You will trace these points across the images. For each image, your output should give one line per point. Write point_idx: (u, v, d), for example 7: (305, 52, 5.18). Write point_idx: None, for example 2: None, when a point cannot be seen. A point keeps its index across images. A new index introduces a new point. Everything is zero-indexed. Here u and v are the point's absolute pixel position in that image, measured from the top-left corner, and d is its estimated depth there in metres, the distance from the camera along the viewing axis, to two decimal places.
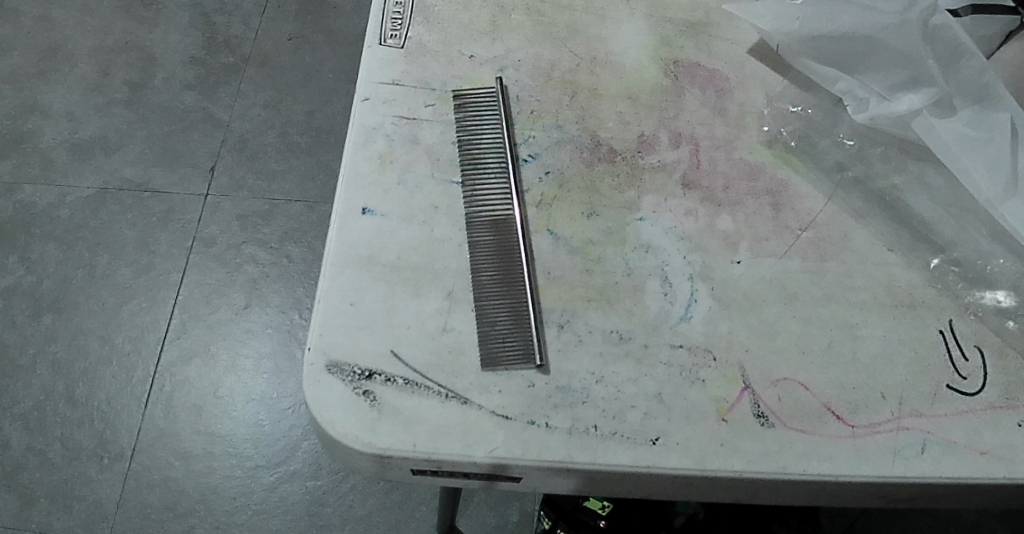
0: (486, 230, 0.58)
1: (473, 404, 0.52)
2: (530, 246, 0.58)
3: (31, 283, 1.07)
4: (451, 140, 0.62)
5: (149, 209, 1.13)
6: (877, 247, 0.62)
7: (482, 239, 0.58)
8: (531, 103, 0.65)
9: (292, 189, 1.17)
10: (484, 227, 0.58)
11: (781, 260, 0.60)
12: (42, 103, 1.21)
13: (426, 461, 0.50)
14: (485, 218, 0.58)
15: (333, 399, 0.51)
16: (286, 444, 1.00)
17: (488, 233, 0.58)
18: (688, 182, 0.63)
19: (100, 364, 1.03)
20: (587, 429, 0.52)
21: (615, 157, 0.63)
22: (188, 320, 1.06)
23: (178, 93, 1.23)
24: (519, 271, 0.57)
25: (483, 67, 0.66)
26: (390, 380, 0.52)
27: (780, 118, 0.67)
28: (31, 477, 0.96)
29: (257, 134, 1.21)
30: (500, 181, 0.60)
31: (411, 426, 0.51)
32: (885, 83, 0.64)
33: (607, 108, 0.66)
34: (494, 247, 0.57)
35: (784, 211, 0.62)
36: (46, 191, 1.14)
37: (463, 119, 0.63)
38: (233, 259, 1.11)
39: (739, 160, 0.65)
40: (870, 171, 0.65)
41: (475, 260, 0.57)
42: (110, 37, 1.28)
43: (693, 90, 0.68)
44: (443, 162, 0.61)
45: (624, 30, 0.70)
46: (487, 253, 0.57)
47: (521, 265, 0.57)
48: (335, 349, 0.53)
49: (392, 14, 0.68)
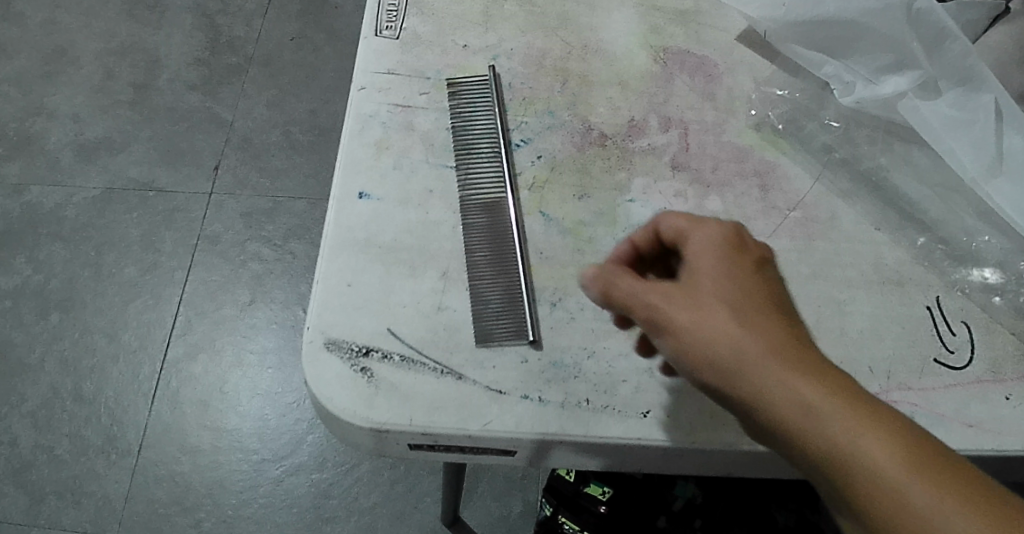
0: (479, 211, 0.59)
1: (468, 380, 0.53)
2: (523, 227, 0.60)
3: (39, 283, 1.09)
4: (445, 125, 0.63)
5: (153, 209, 1.15)
6: (864, 227, 0.63)
7: (476, 221, 0.59)
8: (523, 89, 0.66)
9: (295, 187, 1.18)
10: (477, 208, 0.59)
11: (769, 239, 0.62)
12: (48, 106, 1.23)
13: (422, 435, 0.52)
14: (480, 201, 0.60)
15: (331, 375, 0.53)
16: (291, 438, 1.02)
17: (482, 213, 0.59)
18: (677, 164, 0.64)
19: (107, 361, 1.05)
20: (579, 403, 0.53)
21: (606, 141, 0.64)
22: (194, 316, 1.08)
23: (182, 94, 1.25)
24: (512, 252, 0.58)
25: (476, 56, 0.67)
26: (387, 357, 0.54)
27: (768, 102, 0.68)
28: (40, 473, 0.98)
29: (260, 133, 1.22)
30: (491, 165, 0.62)
31: (407, 401, 0.52)
32: (872, 66, 0.65)
33: (598, 94, 0.67)
34: (487, 228, 0.59)
35: (772, 192, 0.64)
36: (52, 192, 1.16)
37: (456, 105, 0.64)
38: (237, 256, 1.13)
39: (727, 143, 0.66)
40: (857, 152, 0.66)
41: (470, 242, 0.58)
42: (114, 39, 1.29)
43: (682, 76, 0.69)
44: (436, 148, 0.62)
45: (614, 20, 0.71)
46: (481, 235, 0.59)
47: (513, 245, 0.59)
48: (333, 328, 0.54)
49: (386, 6, 0.69)
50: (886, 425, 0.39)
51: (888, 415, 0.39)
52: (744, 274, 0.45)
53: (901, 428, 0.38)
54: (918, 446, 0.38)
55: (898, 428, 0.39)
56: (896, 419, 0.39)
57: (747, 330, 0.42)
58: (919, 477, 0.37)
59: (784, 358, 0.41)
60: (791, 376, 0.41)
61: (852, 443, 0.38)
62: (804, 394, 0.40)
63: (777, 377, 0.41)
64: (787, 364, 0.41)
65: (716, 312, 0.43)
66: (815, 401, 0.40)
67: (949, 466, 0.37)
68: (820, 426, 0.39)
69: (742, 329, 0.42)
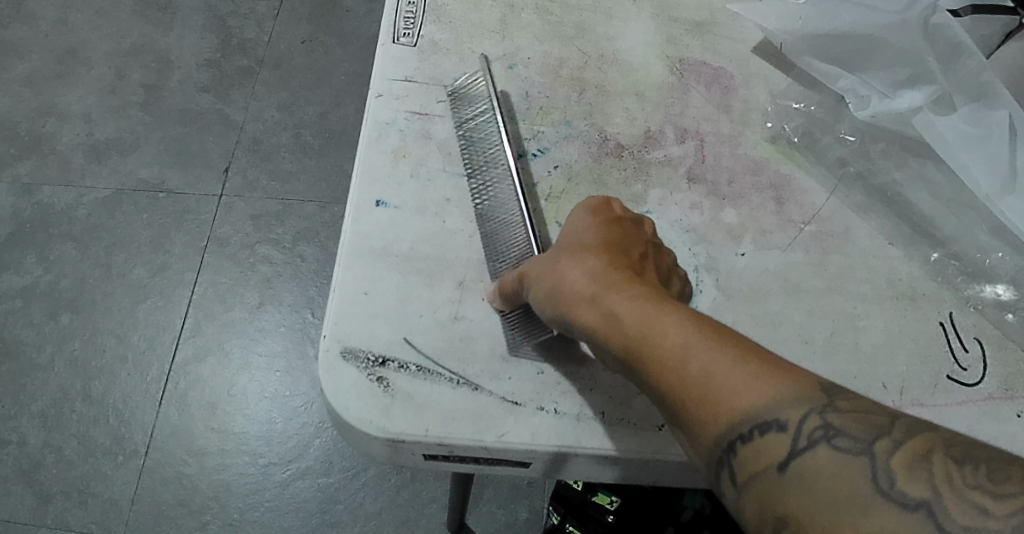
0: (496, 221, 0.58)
1: (484, 391, 0.54)
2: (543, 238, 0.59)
3: (49, 283, 1.10)
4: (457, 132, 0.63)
5: (164, 210, 1.15)
6: (879, 242, 0.63)
7: (493, 224, 0.58)
8: (540, 99, 0.65)
9: (305, 190, 1.18)
10: (491, 213, 0.59)
11: (784, 252, 0.62)
12: (60, 105, 1.22)
13: (438, 445, 0.52)
14: (494, 203, 0.59)
15: (348, 385, 0.53)
16: (297, 442, 1.02)
17: (499, 223, 0.58)
18: (693, 176, 0.64)
19: (116, 362, 1.05)
20: (595, 415, 0.54)
21: (622, 152, 0.64)
22: (202, 319, 1.08)
23: (192, 95, 1.24)
24: (527, 248, 0.56)
25: (493, 65, 0.66)
26: (403, 367, 0.54)
27: (783, 114, 0.68)
28: (48, 473, 0.98)
29: (271, 135, 1.21)
30: (498, 160, 0.60)
31: (423, 411, 0.52)
32: (887, 81, 0.64)
33: (615, 104, 0.66)
34: (504, 239, 0.58)
35: (788, 205, 0.64)
36: (64, 192, 1.16)
37: (463, 108, 0.63)
38: (247, 258, 1.13)
39: (743, 156, 0.66)
40: (873, 167, 0.66)
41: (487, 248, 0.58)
42: (125, 40, 1.28)
43: (698, 88, 0.68)
44: (452, 156, 0.62)
45: (632, 29, 0.70)
46: (498, 239, 0.58)
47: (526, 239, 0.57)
48: (350, 337, 0.54)
49: (403, 13, 0.68)
50: (674, 314, 0.45)
51: (679, 309, 0.45)
52: (581, 228, 0.53)
53: (685, 317, 0.44)
54: (699, 327, 0.43)
55: (678, 316, 0.45)
56: (684, 312, 0.45)
57: (571, 262, 0.50)
58: (695, 349, 0.43)
59: (599, 277, 0.48)
60: (599, 291, 0.48)
61: (639, 337, 0.45)
62: (605, 305, 0.47)
63: (590, 296, 0.48)
64: (597, 280, 0.48)
65: (554, 255, 0.52)
66: (616, 307, 0.47)
67: (723, 338, 0.43)
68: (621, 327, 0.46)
69: (569, 261, 0.50)
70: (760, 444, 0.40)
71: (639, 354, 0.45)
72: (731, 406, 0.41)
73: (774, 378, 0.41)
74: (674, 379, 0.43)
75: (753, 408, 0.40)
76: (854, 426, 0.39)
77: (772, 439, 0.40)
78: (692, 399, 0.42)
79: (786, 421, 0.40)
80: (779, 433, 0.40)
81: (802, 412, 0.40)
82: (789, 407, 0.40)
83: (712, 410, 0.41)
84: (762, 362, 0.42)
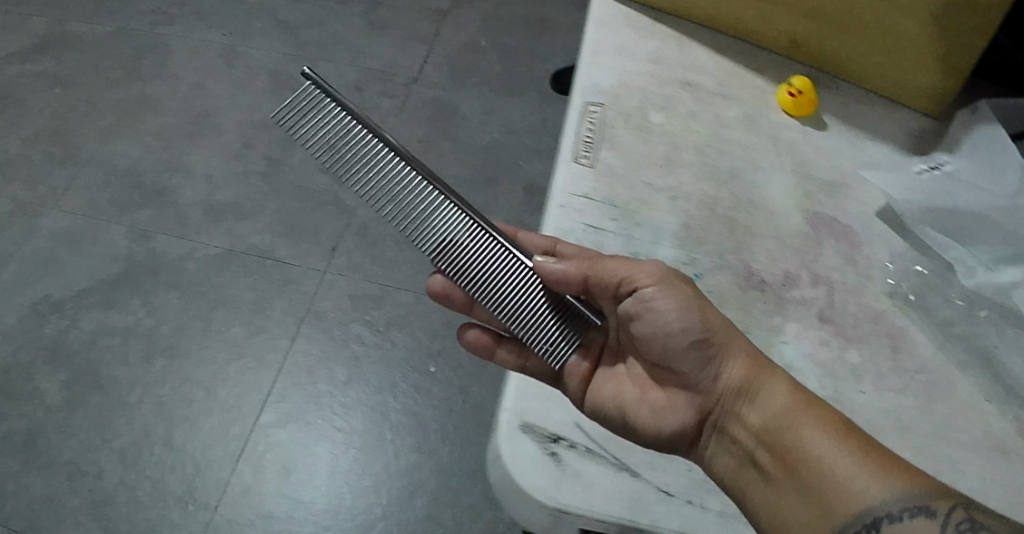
0: (437, 242, 0.68)
1: (642, 478, 0.61)
2: (480, 253, 0.67)
3: (151, 326, 1.15)
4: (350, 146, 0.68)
5: (270, 276, 1.20)
6: (978, 398, 0.69)
7: (450, 243, 0.68)
8: (696, 230, 0.73)
9: (404, 279, 1.21)
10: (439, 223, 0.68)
11: (898, 395, 0.69)
12: (186, 163, 1.29)
13: (598, 522, 0.59)
14: (434, 224, 0.68)
15: (526, 454, 0.61)
16: (363, 520, 1.05)
17: (443, 244, 0.68)
18: (824, 316, 0.71)
19: (201, 414, 1.10)
20: (737, 515, 0.61)
21: (765, 287, 0.71)
22: (291, 386, 1.12)
23: (312, 175, 1.29)
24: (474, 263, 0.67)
25: (657, 194, 0.74)
26: (573, 446, 0.62)
27: (901, 273, 0.75)
28: (117, 511, 1.03)
29: (380, 223, 1.26)
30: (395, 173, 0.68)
31: (589, 488, 0.60)
32: (993, 256, 0.73)
33: (760, 245, 0.74)
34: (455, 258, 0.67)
35: (901, 354, 0.71)
36: (177, 243, 1.22)
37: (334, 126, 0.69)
38: (341, 335, 1.17)
39: (866, 306, 0.73)
40: (975, 330, 0.72)
41: (449, 269, 0.67)
42: (256, 113, 1.34)
43: (829, 241, 0.76)
44: (362, 174, 0.68)
45: (778, 182, 0.78)
46: (464, 260, 0.67)
47: (500, 248, 0.67)
48: (528, 414, 0.63)
49: (584, 137, 0.76)
50: (829, 408, 0.58)
51: (825, 404, 0.59)
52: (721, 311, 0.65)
53: (834, 410, 0.59)
54: (848, 423, 0.57)
55: (830, 410, 0.58)
56: (830, 407, 0.59)
57: (734, 337, 0.62)
58: (848, 433, 0.56)
59: (757, 356, 0.61)
60: (762, 363, 0.61)
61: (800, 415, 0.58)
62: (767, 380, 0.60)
63: (756, 365, 0.61)
64: (760, 360, 0.61)
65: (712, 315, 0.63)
66: (777, 385, 0.60)
67: (868, 437, 0.57)
68: (779, 394, 0.60)
69: (720, 316, 0.63)
70: (910, 525, 0.52)
71: (796, 422, 0.58)
72: (874, 483, 0.54)
73: (912, 472, 0.54)
74: (829, 446, 0.56)
75: (899, 490, 0.53)
76: (992, 523, 0.52)
77: (922, 522, 0.52)
78: (842, 470, 0.55)
79: (933, 509, 0.52)
80: (928, 518, 0.52)
81: (949, 505, 0.52)
82: (936, 498, 0.53)
83: (855, 485, 0.54)
84: (898, 459, 0.55)
